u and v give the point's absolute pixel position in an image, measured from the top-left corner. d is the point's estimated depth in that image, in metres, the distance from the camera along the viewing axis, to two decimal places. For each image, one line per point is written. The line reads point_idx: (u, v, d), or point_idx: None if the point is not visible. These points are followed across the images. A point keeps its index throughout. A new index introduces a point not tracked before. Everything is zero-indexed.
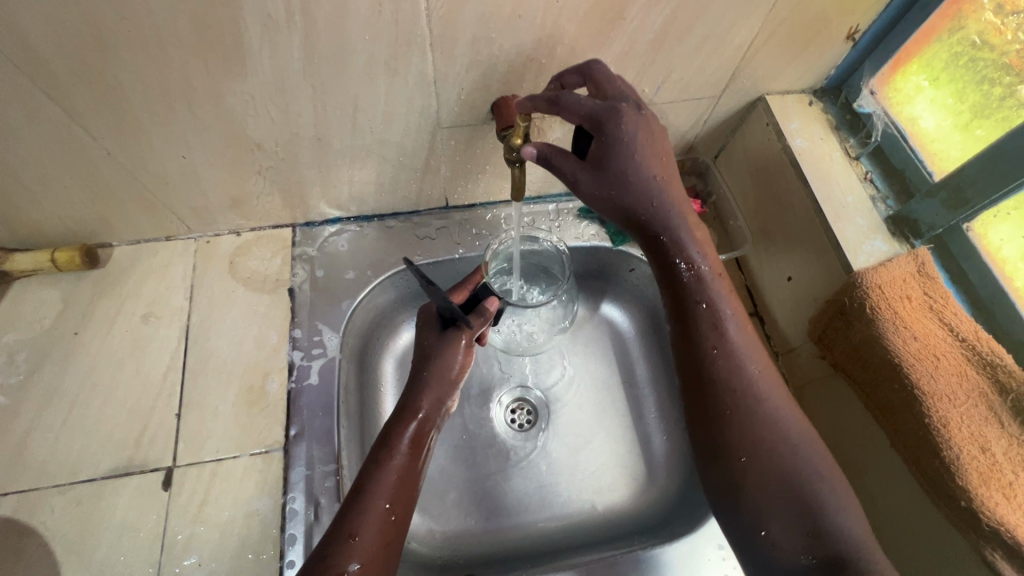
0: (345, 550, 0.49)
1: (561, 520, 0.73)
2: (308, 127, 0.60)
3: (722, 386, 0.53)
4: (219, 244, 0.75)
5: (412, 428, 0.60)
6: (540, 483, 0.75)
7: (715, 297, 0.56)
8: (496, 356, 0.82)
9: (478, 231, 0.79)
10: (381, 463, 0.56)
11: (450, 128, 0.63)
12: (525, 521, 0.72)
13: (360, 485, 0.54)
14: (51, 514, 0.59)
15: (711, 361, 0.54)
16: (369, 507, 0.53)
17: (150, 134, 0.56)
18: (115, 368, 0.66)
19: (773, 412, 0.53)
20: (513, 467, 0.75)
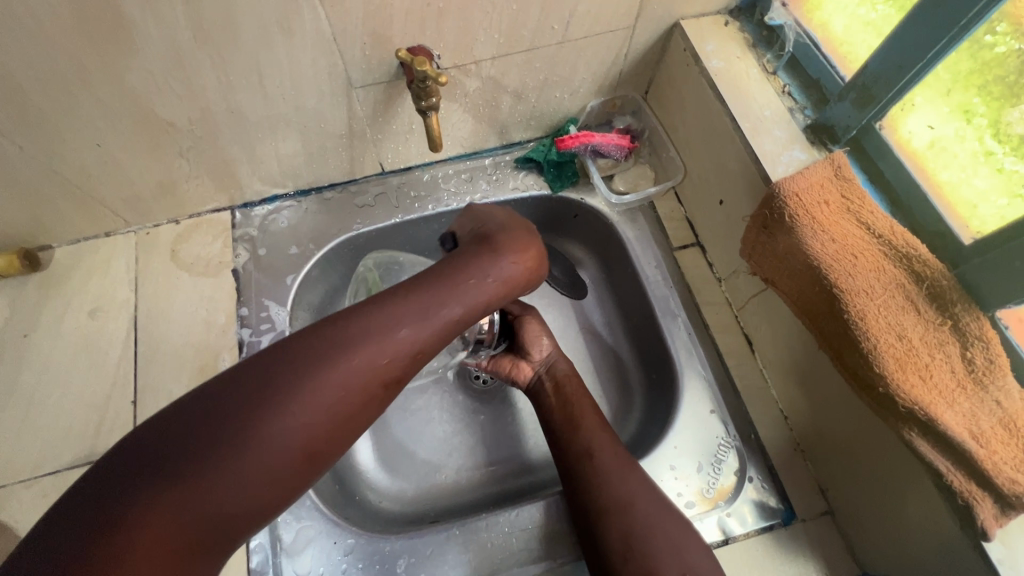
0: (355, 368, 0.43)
1: (531, 464, 0.75)
2: (218, 101, 0.59)
3: (588, 459, 0.57)
4: (159, 235, 0.75)
5: (512, 273, 0.55)
6: (509, 435, 0.77)
7: (575, 394, 0.64)
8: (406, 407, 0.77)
9: (417, 194, 0.79)
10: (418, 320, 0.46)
11: (364, 87, 0.63)
12: (476, 472, 0.74)
13: (373, 327, 0.44)
14: (19, 507, 0.60)
15: (572, 436, 0.60)
16: (367, 365, 0.43)
17: (56, 124, 0.56)
18: (68, 365, 0.67)
19: (638, 479, 0.55)
20: (480, 425, 0.77)
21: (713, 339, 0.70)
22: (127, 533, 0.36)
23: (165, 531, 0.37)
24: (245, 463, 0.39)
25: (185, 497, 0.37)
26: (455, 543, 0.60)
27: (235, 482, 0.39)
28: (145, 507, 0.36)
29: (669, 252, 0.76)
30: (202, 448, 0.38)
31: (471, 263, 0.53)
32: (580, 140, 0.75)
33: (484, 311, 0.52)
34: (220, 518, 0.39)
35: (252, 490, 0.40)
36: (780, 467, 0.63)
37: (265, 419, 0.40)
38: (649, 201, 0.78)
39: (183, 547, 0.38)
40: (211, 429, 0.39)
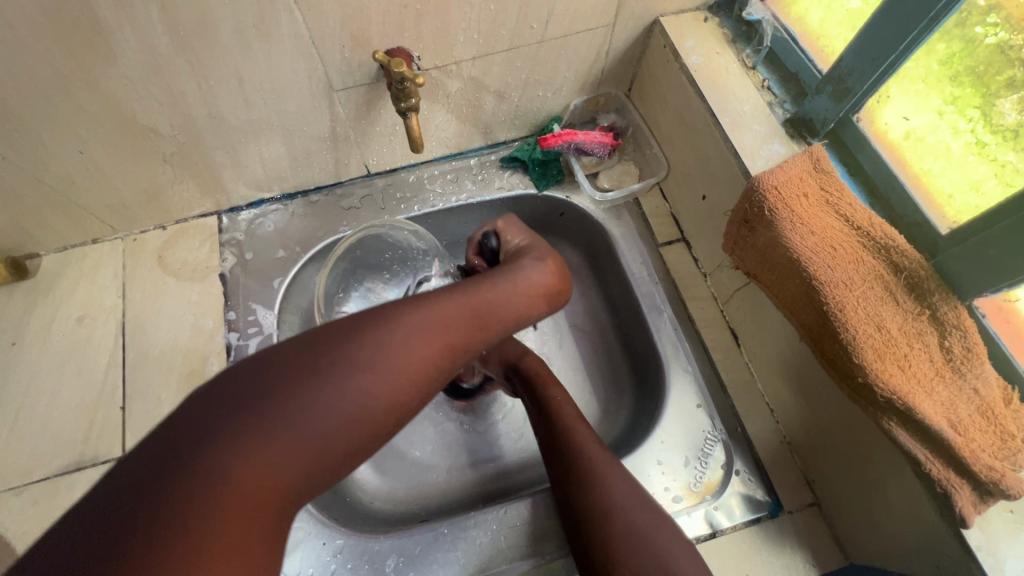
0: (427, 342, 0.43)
1: (524, 461, 0.75)
2: (199, 106, 0.60)
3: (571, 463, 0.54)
4: (146, 241, 0.75)
5: (560, 268, 0.57)
6: (502, 434, 0.77)
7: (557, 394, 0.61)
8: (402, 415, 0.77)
9: (403, 195, 0.80)
10: (486, 296, 0.49)
11: (345, 90, 0.64)
12: (467, 471, 0.75)
13: (437, 298, 0.46)
14: (9, 515, 0.61)
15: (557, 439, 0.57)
16: (443, 326, 0.45)
17: (38, 132, 0.56)
18: (56, 372, 0.68)
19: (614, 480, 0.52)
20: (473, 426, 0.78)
21: (699, 334, 0.71)
22: (207, 472, 0.34)
23: (243, 478, 0.35)
24: (325, 410, 0.38)
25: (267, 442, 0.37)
26: (442, 540, 0.60)
27: (314, 434, 0.38)
28: (224, 450, 0.35)
29: (655, 248, 0.76)
30: (285, 394, 0.38)
31: (515, 266, 0.54)
32: (563, 138, 0.75)
33: (534, 310, 0.53)
34: (297, 470, 0.38)
35: (331, 442, 0.39)
36: (767, 460, 0.64)
37: (332, 393, 0.39)
38: (634, 198, 0.79)
39: (262, 497, 0.36)
40: (292, 379, 0.39)
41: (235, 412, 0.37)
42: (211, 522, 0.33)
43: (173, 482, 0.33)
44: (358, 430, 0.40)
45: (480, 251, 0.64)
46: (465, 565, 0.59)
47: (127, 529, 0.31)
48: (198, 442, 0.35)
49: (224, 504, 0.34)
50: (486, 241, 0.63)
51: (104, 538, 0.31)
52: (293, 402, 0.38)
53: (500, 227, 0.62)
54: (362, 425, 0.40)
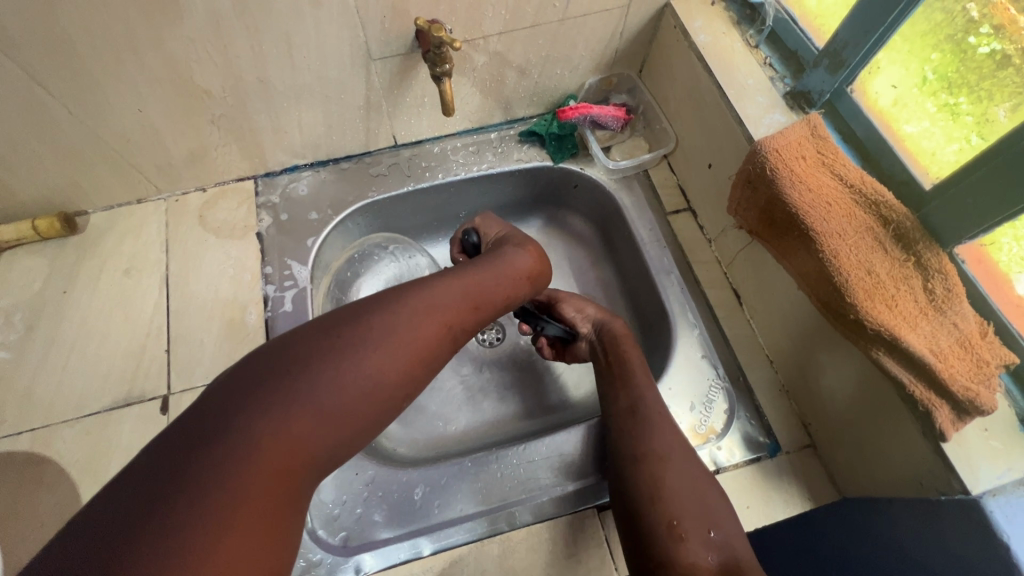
0: (428, 320, 0.49)
1: (535, 412, 0.82)
2: (249, 70, 0.65)
3: (642, 410, 0.59)
4: (188, 201, 0.80)
5: (533, 256, 0.65)
6: (515, 388, 0.84)
7: (631, 353, 0.66)
8: None
9: (428, 164, 0.85)
10: (466, 281, 0.55)
11: (382, 59, 0.69)
12: (483, 422, 0.81)
13: (426, 286, 0.51)
14: (64, 443, 0.65)
15: (627, 390, 0.62)
16: (432, 311, 0.50)
17: (105, 89, 0.62)
18: (105, 318, 0.72)
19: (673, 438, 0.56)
20: (488, 382, 0.85)
21: (704, 294, 0.76)
22: (233, 440, 0.39)
23: (262, 449, 0.39)
24: (332, 386, 0.43)
25: (275, 419, 0.40)
26: (467, 473, 0.65)
27: (318, 408, 0.42)
28: (252, 422, 0.40)
29: (663, 216, 0.82)
30: (288, 375, 0.42)
31: (499, 253, 0.63)
32: (579, 112, 0.81)
33: (514, 294, 0.60)
34: (305, 445, 0.41)
35: (336, 416, 0.43)
36: (766, 406, 0.69)
37: (350, 359, 0.44)
38: (644, 170, 0.84)
39: (285, 462, 0.40)
40: (295, 361, 0.43)
41: (246, 394, 0.41)
42: (236, 487, 0.37)
43: (199, 452, 0.38)
44: (368, 400, 0.44)
45: (463, 247, 0.76)
46: (488, 496, 0.64)
47: (162, 497, 0.35)
48: (216, 422, 0.39)
49: (247, 471, 0.38)
50: (467, 237, 0.76)
51: (141, 511, 0.35)
52: (296, 381, 0.42)
53: (478, 224, 0.76)
54: (363, 398, 0.44)
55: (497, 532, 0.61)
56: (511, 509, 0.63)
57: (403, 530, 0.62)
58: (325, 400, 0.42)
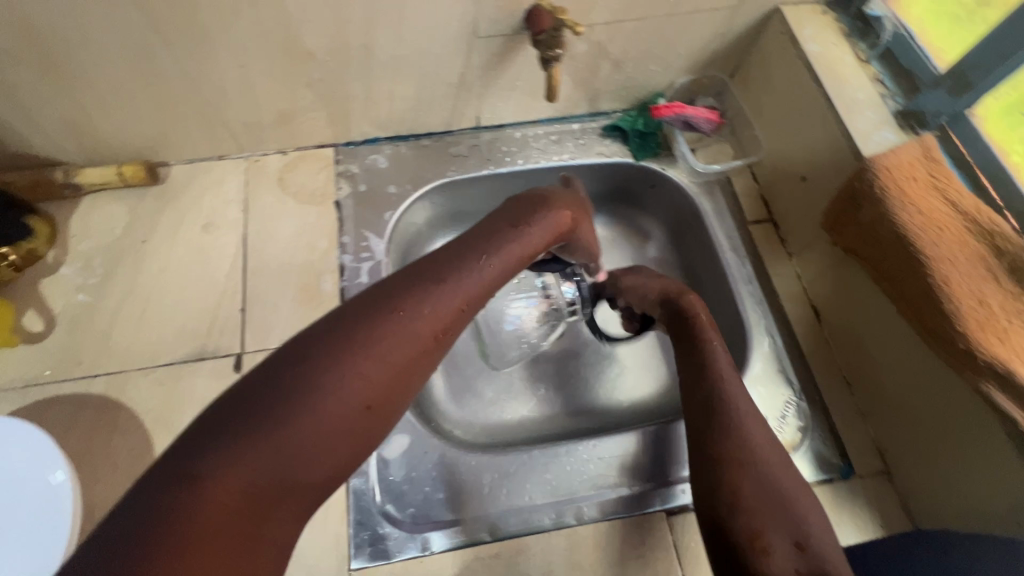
0: (408, 326, 0.42)
1: (589, 410, 0.83)
2: (356, 35, 0.65)
3: (728, 409, 0.57)
4: (267, 163, 0.80)
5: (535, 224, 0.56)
6: (570, 383, 0.84)
7: (714, 338, 0.63)
8: (482, 363, 0.83)
9: (508, 149, 0.84)
10: (463, 278, 0.46)
11: (486, 38, 0.68)
12: (537, 414, 0.81)
13: (406, 287, 0.44)
14: (138, 391, 0.65)
15: (713, 383, 0.59)
16: (413, 316, 0.43)
17: (215, 41, 0.62)
18: (182, 271, 0.73)
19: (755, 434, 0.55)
20: (543, 374, 0.84)
21: (782, 308, 0.74)
22: (195, 488, 0.34)
23: (223, 497, 0.34)
24: (302, 417, 0.37)
25: (252, 455, 0.35)
26: (535, 463, 0.64)
27: (300, 439, 0.37)
28: (214, 467, 0.34)
29: (743, 225, 0.80)
30: (265, 404, 0.37)
31: (491, 225, 0.54)
32: (673, 110, 0.79)
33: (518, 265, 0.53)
34: (292, 478, 0.37)
35: (321, 445, 0.38)
36: (840, 427, 0.67)
37: (322, 381, 0.38)
38: (726, 176, 0.83)
39: (252, 507, 0.35)
40: (270, 390, 0.37)
41: (210, 433, 0.35)
42: (196, 547, 0.32)
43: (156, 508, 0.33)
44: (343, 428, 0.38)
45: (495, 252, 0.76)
46: (555, 487, 0.63)
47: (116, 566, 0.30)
48: (186, 466, 0.34)
49: (207, 527, 0.33)
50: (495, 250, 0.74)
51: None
52: (274, 410, 0.36)
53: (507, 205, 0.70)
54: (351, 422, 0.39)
55: (564, 525, 0.61)
56: (578, 503, 0.63)
57: (463, 512, 0.61)
58: (308, 430, 0.37)
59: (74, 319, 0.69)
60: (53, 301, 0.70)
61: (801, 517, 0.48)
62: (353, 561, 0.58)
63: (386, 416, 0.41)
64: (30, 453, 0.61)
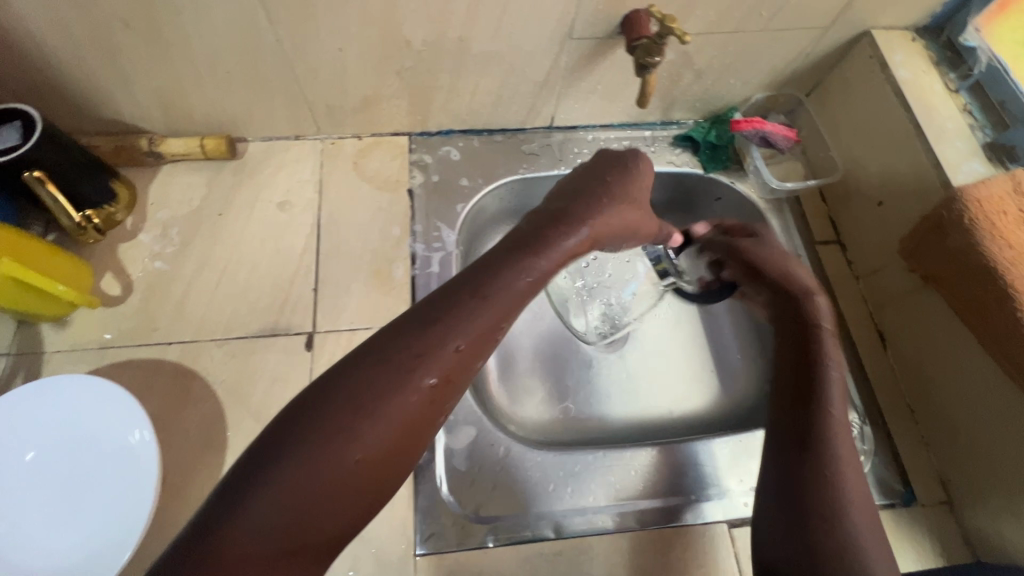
0: (411, 379, 0.41)
1: (639, 416, 0.83)
2: (455, 28, 0.65)
3: (824, 446, 0.54)
4: (342, 146, 0.81)
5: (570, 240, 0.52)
6: (622, 387, 0.84)
7: (833, 360, 0.60)
8: (535, 361, 0.84)
9: (580, 150, 0.85)
10: (468, 320, 0.44)
11: (580, 39, 0.69)
12: (588, 415, 0.82)
13: (408, 334, 0.43)
14: (211, 361, 0.66)
15: (819, 412, 0.57)
16: (417, 369, 0.41)
17: (319, 23, 0.62)
18: (256, 247, 0.73)
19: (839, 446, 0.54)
20: (595, 375, 0.84)
21: (849, 330, 0.74)
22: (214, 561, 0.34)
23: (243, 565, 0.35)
24: (309, 481, 0.37)
25: (253, 525, 0.36)
26: (597, 465, 0.65)
27: (298, 506, 0.37)
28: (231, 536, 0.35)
29: (811, 245, 0.80)
30: (272, 469, 0.37)
31: (501, 254, 0.49)
32: (753, 125, 0.78)
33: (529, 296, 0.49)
34: (309, 534, 0.38)
35: (333, 499, 0.38)
36: (904, 453, 0.67)
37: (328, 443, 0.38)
38: (795, 195, 0.83)
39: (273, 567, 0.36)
40: (278, 454, 0.37)
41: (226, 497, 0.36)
42: None
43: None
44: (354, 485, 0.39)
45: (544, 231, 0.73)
46: (615, 490, 0.64)
47: None
48: (203, 534, 0.35)
49: None
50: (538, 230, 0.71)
51: None
52: (273, 472, 0.37)
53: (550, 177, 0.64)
54: (342, 487, 0.39)
55: (624, 528, 0.62)
56: (638, 506, 0.63)
57: (524, 509, 0.62)
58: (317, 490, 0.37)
59: (149, 286, 0.70)
60: (130, 267, 0.71)
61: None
62: (419, 547, 0.58)
63: (384, 472, 0.41)
64: (85, 409, 0.58)
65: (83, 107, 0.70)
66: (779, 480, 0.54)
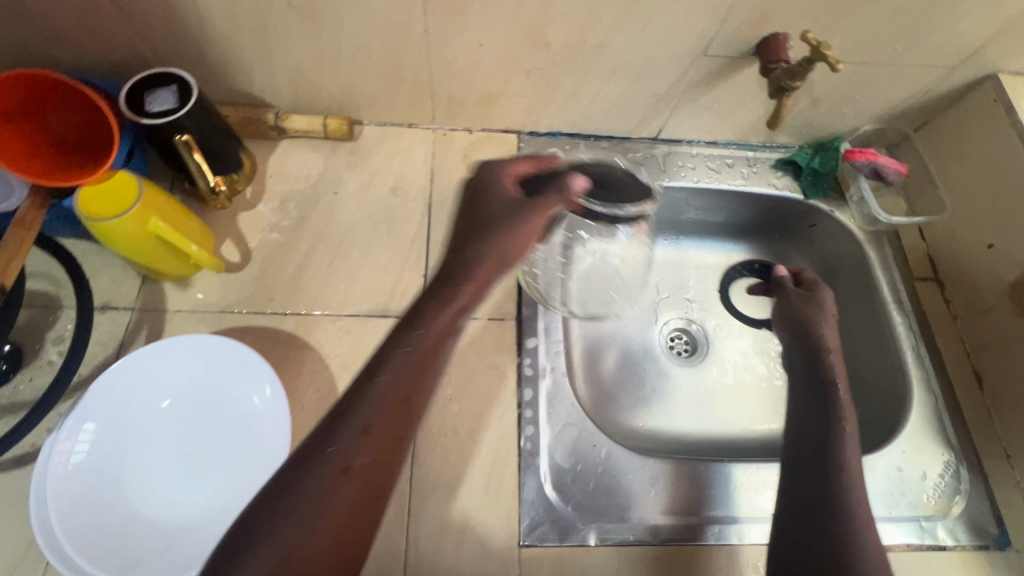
0: (330, 458, 0.41)
1: (714, 432, 0.83)
2: (597, 34, 0.66)
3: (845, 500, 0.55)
4: (454, 138, 0.82)
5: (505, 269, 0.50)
6: (697, 400, 0.85)
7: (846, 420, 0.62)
8: (618, 365, 0.86)
9: (683, 164, 0.86)
10: (379, 389, 0.43)
11: (714, 56, 0.70)
12: (663, 425, 0.82)
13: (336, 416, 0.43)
14: (326, 336, 0.68)
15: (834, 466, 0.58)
16: (339, 449, 0.41)
17: (470, 18, 0.64)
18: (370, 228, 0.75)
19: (848, 484, 0.56)
20: (672, 386, 0.86)
21: (946, 369, 0.75)
22: None
23: None
24: None
25: None
26: (689, 476, 0.65)
27: None
28: None
29: (909, 279, 0.80)
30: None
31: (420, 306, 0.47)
32: (866, 156, 0.80)
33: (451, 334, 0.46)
34: None
35: None
36: (999, 497, 0.67)
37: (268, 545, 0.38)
38: (895, 230, 0.83)
39: None
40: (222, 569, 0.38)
41: None
42: None
43: None
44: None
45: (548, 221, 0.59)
46: (721, 503, 0.64)
47: None
48: None
49: None
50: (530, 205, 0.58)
51: None
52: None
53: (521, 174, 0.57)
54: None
55: (732, 541, 0.62)
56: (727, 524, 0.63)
57: (622, 512, 0.62)
58: None
59: (267, 257, 0.71)
60: (249, 236, 0.73)
61: None
62: (523, 538, 0.60)
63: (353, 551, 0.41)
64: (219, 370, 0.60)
65: (221, 77, 0.72)
66: (800, 505, 0.56)
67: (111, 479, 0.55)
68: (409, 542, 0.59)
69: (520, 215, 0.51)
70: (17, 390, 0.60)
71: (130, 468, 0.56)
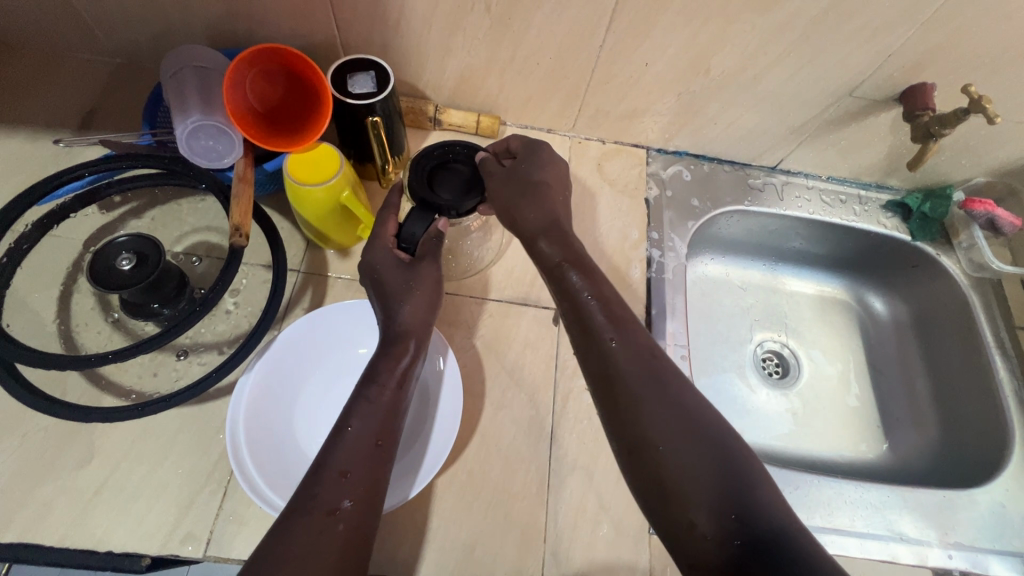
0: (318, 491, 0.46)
1: (805, 451, 0.86)
2: (757, 66, 0.72)
3: (653, 420, 0.48)
4: (588, 147, 0.88)
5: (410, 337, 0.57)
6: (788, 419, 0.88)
7: (610, 329, 0.54)
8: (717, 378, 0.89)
9: (799, 195, 0.90)
10: (349, 434, 0.50)
11: (858, 97, 0.75)
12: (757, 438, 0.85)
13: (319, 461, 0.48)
14: (473, 316, 0.73)
15: (635, 391, 0.50)
16: (323, 482, 0.46)
17: (646, 40, 0.69)
18: None
19: (677, 392, 0.50)
20: (765, 403, 0.89)
21: None
22: None
23: None
24: None
25: None
26: (798, 489, 0.70)
27: None
28: None
29: (1013, 328, 0.83)
30: None
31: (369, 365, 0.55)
32: (985, 206, 0.84)
33: (396, 391, 0.54)
34: None
35: None
36: None
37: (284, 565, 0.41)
38: (999, 279, 0.86)
39: None
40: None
41: None
42: None
43: None
44: None
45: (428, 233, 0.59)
46: (829, 516, 0.69)
47: None
48: None
49: None
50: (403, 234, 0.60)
51: None
52: None
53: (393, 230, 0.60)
54: None
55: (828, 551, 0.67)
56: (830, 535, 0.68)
57: None
58: None
59: None
60: None
61: (754, 504, 0.44)
62: None
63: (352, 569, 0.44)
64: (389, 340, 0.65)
65: (396, 69, 0.78)
66: (624, 437, 0.49)
67: (270, 439, 0.59)
68: (548, 514, 0.63)
69: (416, 278, 0.58)
70: (201, 332, 0.65)
71: (285, 430, 0.60)
